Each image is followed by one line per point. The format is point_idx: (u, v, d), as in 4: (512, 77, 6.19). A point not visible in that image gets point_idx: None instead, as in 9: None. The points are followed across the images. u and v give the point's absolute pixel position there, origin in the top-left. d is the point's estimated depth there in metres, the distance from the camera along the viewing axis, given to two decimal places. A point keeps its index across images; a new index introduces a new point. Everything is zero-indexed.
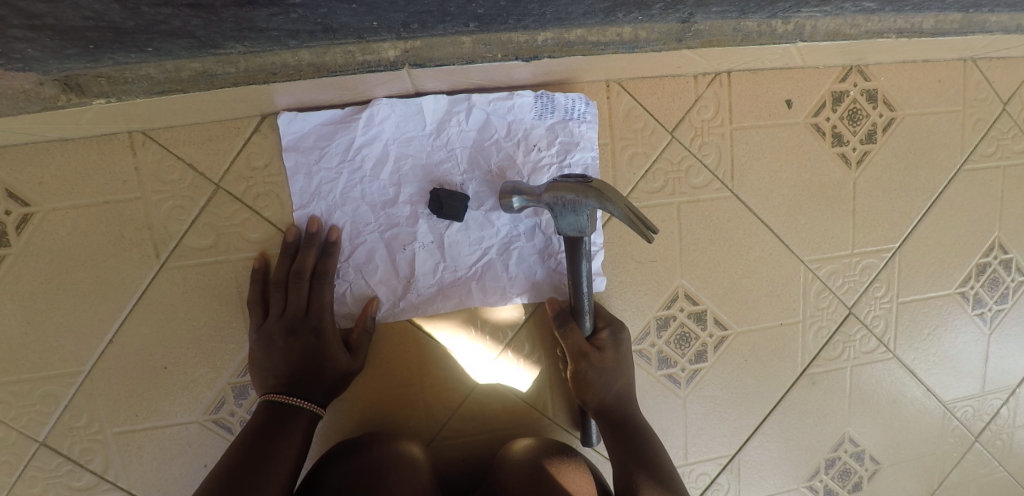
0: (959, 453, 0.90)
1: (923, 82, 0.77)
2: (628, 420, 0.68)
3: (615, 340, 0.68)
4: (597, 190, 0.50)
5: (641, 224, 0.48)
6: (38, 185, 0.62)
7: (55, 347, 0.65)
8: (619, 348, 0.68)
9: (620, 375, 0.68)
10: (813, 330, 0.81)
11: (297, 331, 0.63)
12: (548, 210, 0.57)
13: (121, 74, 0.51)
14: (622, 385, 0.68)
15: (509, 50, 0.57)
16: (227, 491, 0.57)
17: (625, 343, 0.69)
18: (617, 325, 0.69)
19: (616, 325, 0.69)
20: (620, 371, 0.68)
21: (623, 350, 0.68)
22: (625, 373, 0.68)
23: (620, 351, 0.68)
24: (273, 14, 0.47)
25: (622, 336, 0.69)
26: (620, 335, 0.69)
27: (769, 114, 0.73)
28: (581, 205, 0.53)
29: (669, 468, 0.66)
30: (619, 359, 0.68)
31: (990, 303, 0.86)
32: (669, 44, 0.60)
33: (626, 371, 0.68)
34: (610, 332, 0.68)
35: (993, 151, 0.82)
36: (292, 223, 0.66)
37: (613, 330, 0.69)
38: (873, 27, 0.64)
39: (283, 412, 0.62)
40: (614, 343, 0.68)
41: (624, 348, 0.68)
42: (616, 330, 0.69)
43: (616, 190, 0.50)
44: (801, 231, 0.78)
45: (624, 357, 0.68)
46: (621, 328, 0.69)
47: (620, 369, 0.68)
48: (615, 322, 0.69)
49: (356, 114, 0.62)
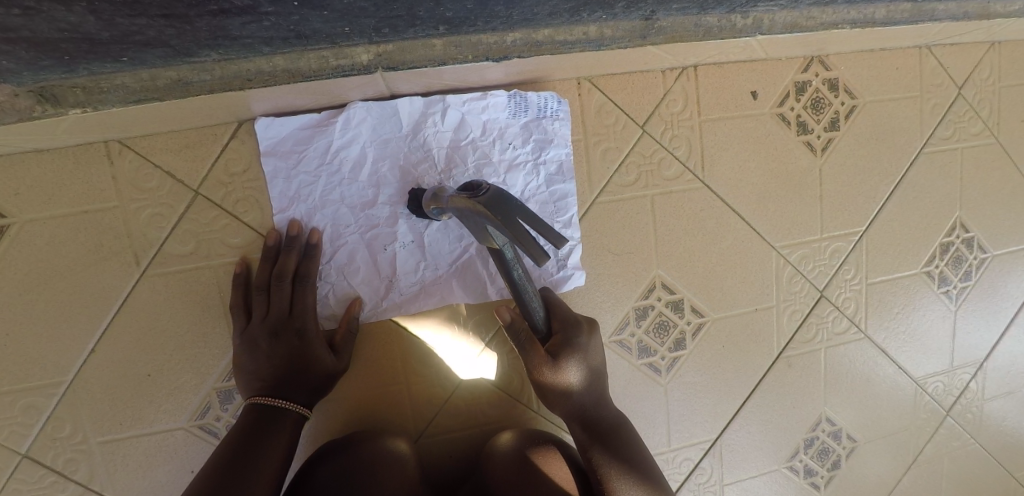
0: (932, 427, 0.94)
1: (882, 69, 0.80)
2: (602, 416, 0.69)
3: (574, 343, 0.66)
4: (488, 205, 0.46)
5: (527, 245, 0.43)
6: (14, 197, 0.62)
7: (36, 358, 0.65)
8: (578, 351, 0.67)
9: (587, 376, 0.67)
10: (787, 313, 0.84)
11: (280, 336, 0.63)
12: (457, 217, 0.53)
13: (96, 84, 0.52)
14: (592, 384, 0.68)
15: (479, 52, 0.58)
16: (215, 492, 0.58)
17: (586, 345, 0.67)
18: (575, 326, 0.67)
19: (573, 327, 0.67)
20: (585, 373, 0.67)
21: (584, 353, 0.67)
22: (595, 371, 0.68)
23: (581, 354, 0.67)
24: (247, 22, 0.48)
25: (580, 338, 0.67)
26: (577, 339, 0.67)
27: (735, 106, 0.76)
28: (476, 218, 0.49)
29: (644, 458, 0.68)
30: (582, 362, 0.67)
31: (955, 281, 0.90)
32: (635, 41, 0.62)
33: (595, 368, 0.68)
34: (566, 337, 0.66)
35: (951, 134, 0.85)
36: (273, 227, 0.66)
37: (569, 332, 0.67)
38: (828, 18, 0.67)
39: (269, 414, 0.63)
40: (572, 346, 0.66)
41: (586, 350, 0.67)
42: (573, 331, 0.67)
43: (506, 206, 0.45)
44: (771, 217, 0.80)
45: (593, 355, 0.68)
46: (579, 328, 0.68)
47: (585, 370, 0.67)
48: (574, 323, 0.68)
49: (333, 117, 0.63)
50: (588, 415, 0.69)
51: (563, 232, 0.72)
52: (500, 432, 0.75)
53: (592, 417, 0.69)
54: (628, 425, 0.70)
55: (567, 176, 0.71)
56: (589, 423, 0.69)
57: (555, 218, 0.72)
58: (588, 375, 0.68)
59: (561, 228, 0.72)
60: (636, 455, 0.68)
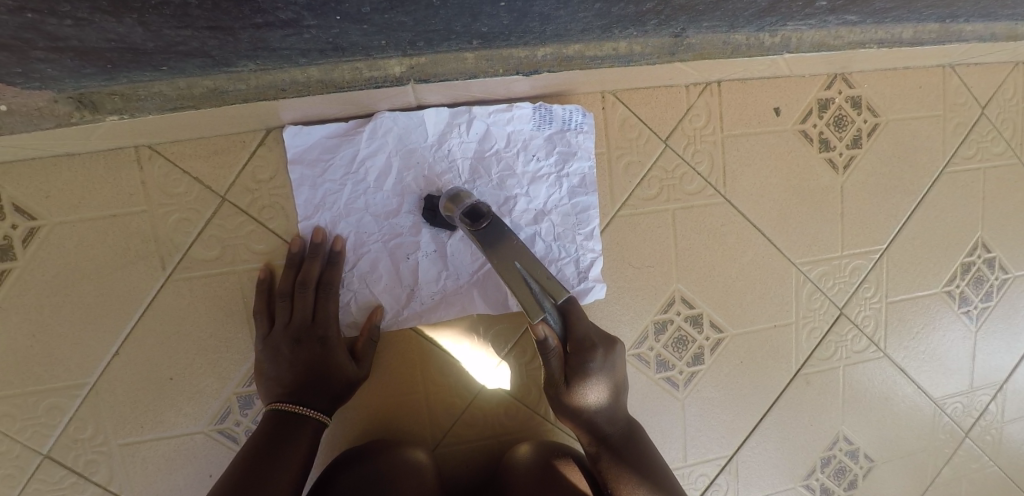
0: (950, 449, 0.93)
1: (905, 88, 0.80)
2: (615, 431, 0.69)
3: (586, 368, 0.65)
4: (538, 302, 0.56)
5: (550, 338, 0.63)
6: (45, 199, 0.63)
7: (60, 359, 0.66)
8: (591, 377, 0.65)
9: (603, 395, 0.67)
10: (806, 330, 0.83)
11: (303, 342, 0.64)
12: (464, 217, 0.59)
13: (135, 91, 0.53)
14: (611, 401, 0.68)
15: (510, 66, 0.59)
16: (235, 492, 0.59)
17: (600, 367, 0.65)
18: (590, 351, 0.64)
19: (588, 353, 0.64)
20: (602, 393, 0.66)
21: (596, 376, 0.65)
22: (613, 389, 0.67)
23: (594, 377, 0.65)
24: (287, 35, 0.49)
25: (592, 364, 0.65)
26: (590, 364, 0.65)
27: (758, 122, 0.76)
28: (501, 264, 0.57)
29: (657, 464, 0.68)
30: (596, 384, 0.66)
31: (976, 301, 0.89)
32: (662, 58, 0.63)
33: (614, 384, 0.67)
34: (579, 363, 0.64)
35: (974, 153, 0.85)
36: (297, 233, 0.67)
37: (582, 356, 0.64)
38: (856, 38, 0.67)
39: (291, 420, 0.63)
40: (584, 371, 0.65)
41: (599, 373, 0.66)
42: (587, 356, 0.64)
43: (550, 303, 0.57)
44: (791, 233, 0.80)
45: (610, 377, 0.66)
46: (593, 353, 0.64)
47: (602, 390, 0.66)
48: (590, 347, 0.64)
49: (360, 127, 0.64)
50: (603, 432, 0.68)
51: (585, 244, 0.72)
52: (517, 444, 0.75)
53: (604, 433, 0.68)
54: (643, 436, 0.70)
55: (590, 189, 0.71)
56: (602, 438, 0.68)
57: (577, 230, 0.72)
58: (606, 394, 0.67)
59: (583, 240, 0.72)
60: (649, 463, 0.68)
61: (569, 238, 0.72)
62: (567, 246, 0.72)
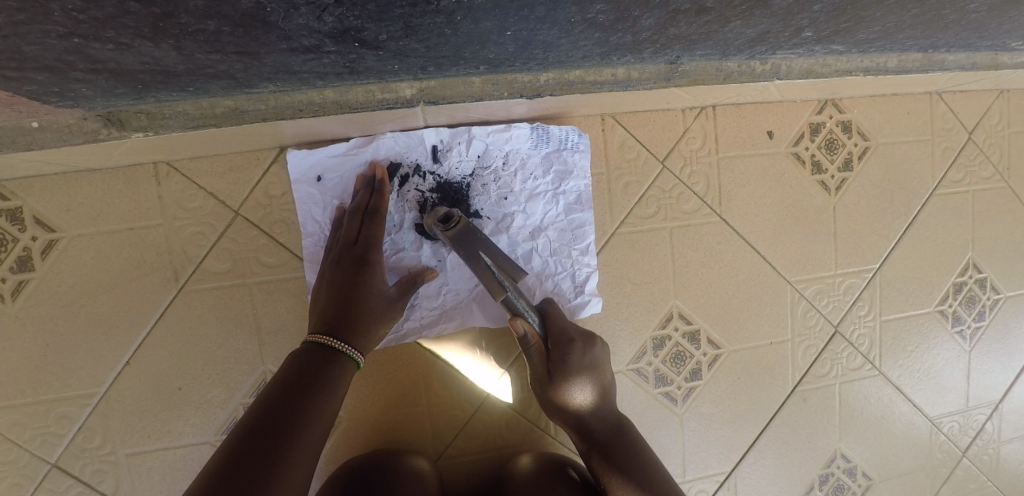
0: (948, 468, 0.93)
1: (893, 113, 0.83)
2: (603, 427, 0.71)
3: (564, 361, 0.68)
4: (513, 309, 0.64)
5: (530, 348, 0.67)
6: (65, 213, 0.65)
7: (72, 369, 0.68)
8: (570, 370, 0.68)
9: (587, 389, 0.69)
10: (801, 348, 0.85)
11: (340, 266, 0.62)
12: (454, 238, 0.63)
13: (160, 110, 0.57)
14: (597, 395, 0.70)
15: (513, 89, 0.64)
16: (260, 432, 0.54)
17: (578, 361, 0.68)
18: (566, 345, 0.68)
19: (565, 346, 0.68)
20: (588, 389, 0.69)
21: (577, 371, 0.68)
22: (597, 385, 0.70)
23: (575, 373, 0.68)
24: (308, 60, 0.51)
25: (570, 356, 0.68)
26: (568, 358, 0.68)
27: (752, 144, 0.79)
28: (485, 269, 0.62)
29: (652, 463, 0.70)
30: (579, 380, 0.69)
31: (968, 321, 0.91)
32: (658, 83, 0.67)
33: (598, 381, 0.70)
34: (556, 355, 0.68)
35: (962, 177, 0.87)
36: (360, 174, 0.67)
37: (560, 350, 0.68)
38: (842, 66, 0.70)
39: (323, 352, 0.59)
40: (564, 365, 0.68)
41: (580, 366, 0.69)
42: (565, 348, 0.68)
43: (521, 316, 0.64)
44: (787, 253, 0.83)
45: (590, 370, 0.69)
46: (569, 346, 0.68)
47: (587, 386, 0.69)
48: (567, 341, 0.68)
49: (361, 146, 0.66)
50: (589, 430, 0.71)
51: (581, 260, 0.75)
52: (517, 457, 0.76)
53: (591, 427, 0.71)
54: (631, 433, 0.71)
55: (586, 206, 0.73)
56: (591, 435, 0.71)
57: (573, 246, 0.74)
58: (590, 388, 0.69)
59: (578, 256, 0.74)
60: (638, 461, 0.69)
61: (565, 253, 0.74)
62: (563, 261, 0.74)
